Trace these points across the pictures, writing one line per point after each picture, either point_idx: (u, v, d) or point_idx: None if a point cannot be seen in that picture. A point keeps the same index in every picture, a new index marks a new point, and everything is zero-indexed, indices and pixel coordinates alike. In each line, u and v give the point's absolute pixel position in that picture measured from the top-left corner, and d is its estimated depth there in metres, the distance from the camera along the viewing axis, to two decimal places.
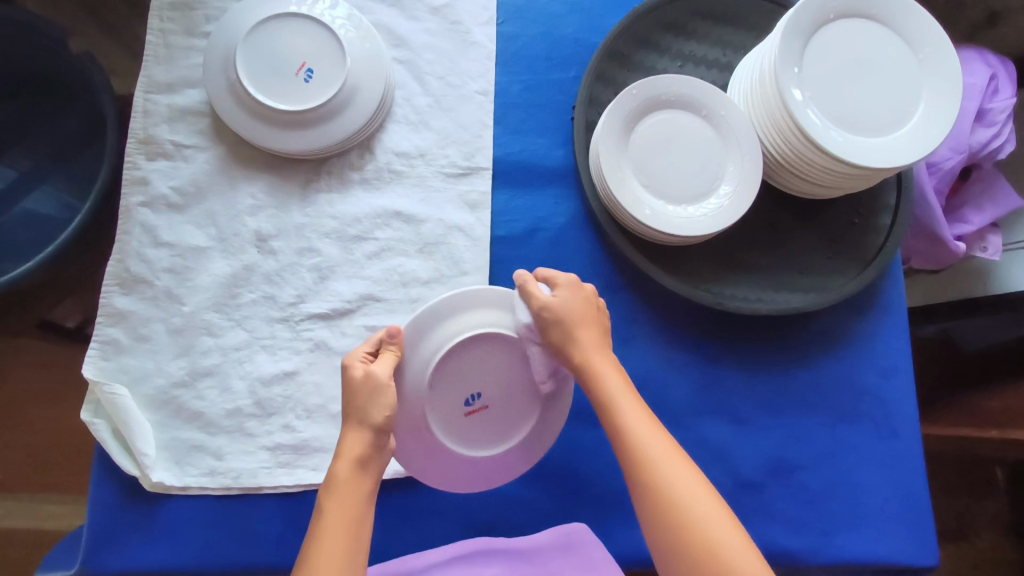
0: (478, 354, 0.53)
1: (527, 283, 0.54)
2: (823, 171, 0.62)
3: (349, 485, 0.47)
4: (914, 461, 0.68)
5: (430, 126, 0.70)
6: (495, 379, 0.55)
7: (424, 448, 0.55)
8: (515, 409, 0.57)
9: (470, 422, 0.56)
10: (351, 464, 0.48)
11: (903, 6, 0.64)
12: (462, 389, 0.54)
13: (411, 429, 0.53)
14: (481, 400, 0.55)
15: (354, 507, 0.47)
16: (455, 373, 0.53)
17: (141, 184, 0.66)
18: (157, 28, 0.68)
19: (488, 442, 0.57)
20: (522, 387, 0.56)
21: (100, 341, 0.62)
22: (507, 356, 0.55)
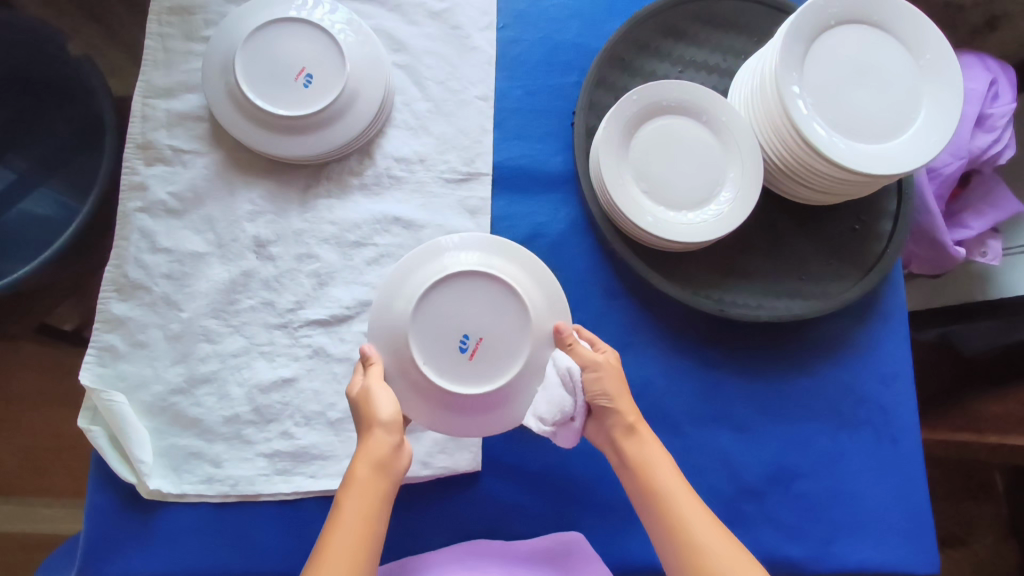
0: (443, 303, 0.55)
1: (570, 336, 0.56)
2: (825, 178, 0.62)
3: (362, 488, 0.48)
4: (915, 470, 0.68)
5: (430, 131, 0.69)
6: (472, 313, 0.55)
7: (452, 407, 0.55)
8: (509, 327, 0.55)
9: (481, 360, 0.55)
10: (369, 466, 0.49)
11: (904, 13, 0.63)
12: (453, 337, 0.55)
13: (429, 399, 0.55)
14: (475, 338, 0.55)
15: (365, 513, 0.47)
16: (436, 331, 0.55)
17: (140, 190, 0.65)
18: (156, 32, 0.68)
19: (507, 363, 0.55)
20: (504, 304, 0.55)
21: (98, 347, 0.62)
22: (474, 291, 0.55)
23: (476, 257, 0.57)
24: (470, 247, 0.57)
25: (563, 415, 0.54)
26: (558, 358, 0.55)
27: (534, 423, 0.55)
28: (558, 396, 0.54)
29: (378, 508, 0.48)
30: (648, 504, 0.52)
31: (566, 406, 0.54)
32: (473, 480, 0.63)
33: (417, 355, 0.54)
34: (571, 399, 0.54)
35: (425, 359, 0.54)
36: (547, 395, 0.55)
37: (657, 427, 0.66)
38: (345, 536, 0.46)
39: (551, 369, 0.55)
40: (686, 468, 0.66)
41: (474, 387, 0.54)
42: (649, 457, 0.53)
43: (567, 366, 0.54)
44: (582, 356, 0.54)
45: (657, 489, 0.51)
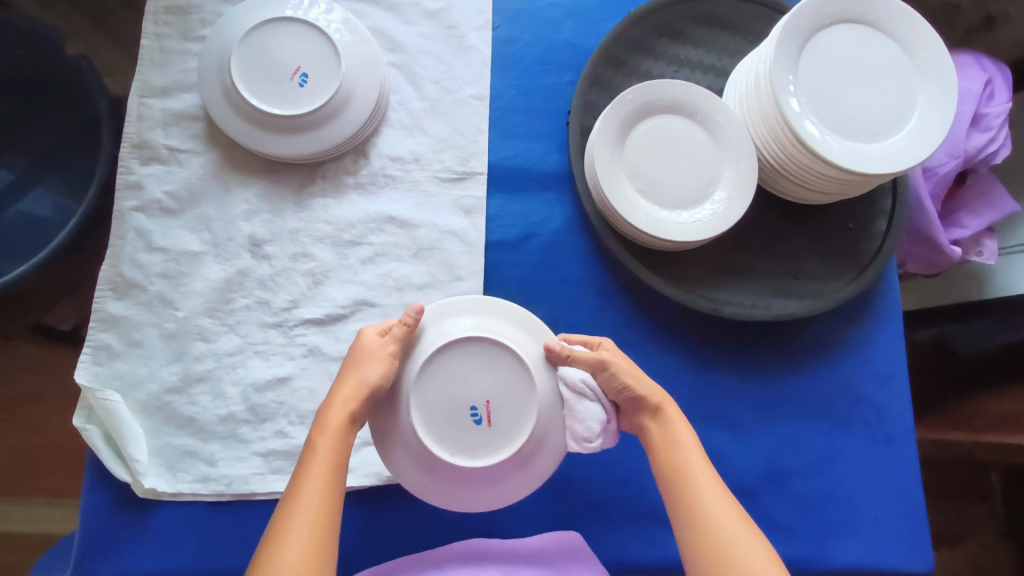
0: (447, 372, 0.54)
1: (563, 350, 0.55)
2: (818, 177, 0.62)
3: (334, 432, 0.50)
4: (909, 467, 0.68)
5: (426, 131, 0.70)
6: (478, 381, 0.54)
7: (449, 479, 0.54)
8: (517, 394, 0.55)
9: (485, 432, 0.54)
10: (342, 412, 0.51)
11: (899, 12, 0.63)
12: (458, 407, 0.54)
13: (426, 467, 0.54)
14: (482, 407, 0.54)
15: (335, 456, 0.50)
16: (440, 400, 0.54)
17: (136, 189, 0.65)
18: (152, 31, 0.68)
19: (512, 435, 0.54)
20: (510, 372, 0.55)
21: (93, 346, 0.62)
22: (480, 360, 0.55)
23: (486, 325, 0.56)
24: (474, 310, 0.57)
25: (602, 424, 0.54)
26: (566, 375, 0.55)
27: (577, 445, 0.54)
28: (589, 409, 0.54)
29: (346, 452, 0.51)
30: (671, 481, 0.53)
31: (600, 412, 0.54)
32: None
33: (420, 424, 0.53)
34: (598, 403, 0.55)
35: (428, 428, 0.53)
36: (577, 413, 0.54)
37: None
38: (317, 477, 0.49)
39: (562, 389, 0.55)
40: None
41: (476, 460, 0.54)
42: (675, 438, 0.54)
43: (580, 379, 0.55)
44: (586, 363, 0.55)
45: (680, 469, 0.53)
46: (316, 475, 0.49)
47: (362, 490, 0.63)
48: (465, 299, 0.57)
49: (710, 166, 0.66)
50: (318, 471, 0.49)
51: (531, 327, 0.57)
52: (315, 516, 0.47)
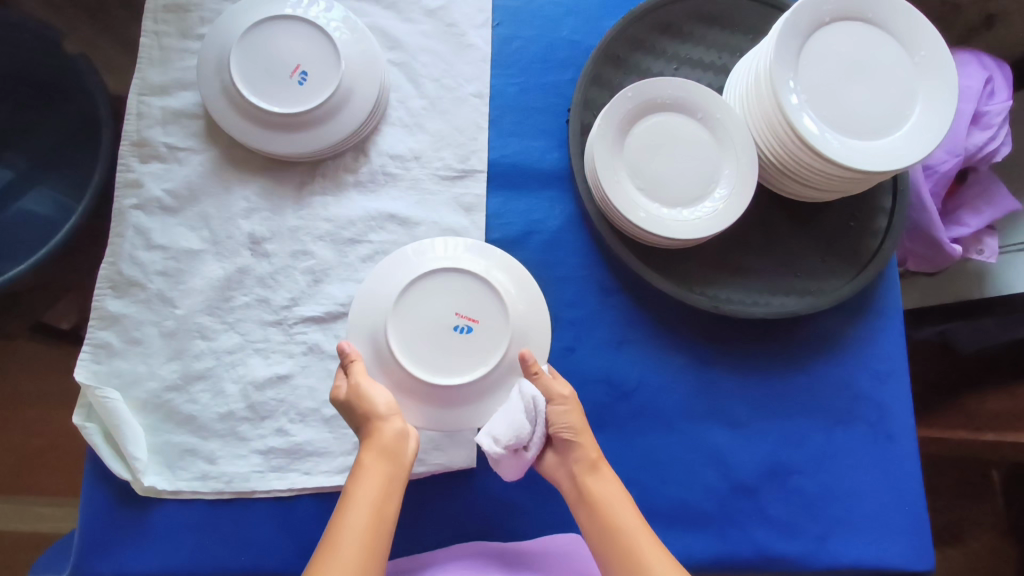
0: (422, 298, 0.56)
1: (534, 364, 0.55)
2: (818, 174, 0.62)
3: (370, 473, 0.50)
4: (910, 465, 0.68)
5: (425, 129, 0.69)
6: (438, 302, 0.56)
7: (436, 399, 0.56)
8: (473, 294, 0.56)
9: (476, 337, 0.56)
10: (375, 452, 0.51)
11: (898, 9, 0.63)
12: (437, 331, 0.56)
13: (413, 391, 0.56)
14: (457, 320, 0.56)
15: (375, 493, 0.49)
16: (420, 339, 0.56)
17: (135, 187, 0.65)
18: (152, 29, 0.68)
19: (504, 321, 0.56)
20: (465, 280, 0.57)
21: (93, 344, 0.62)
22: (451, 287, 0.57)
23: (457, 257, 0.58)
24: (410, 259, 0.58)
25: (518, 442, 0.53)
26: (523, 385, 0.55)
27: (486, 443, 0.53)
28: (518, 421, 0.53)
29: (388, 490, 0.50)
30: (607, 547, 0.51)
31: (523, 434, 0.53)
32: (468, 476, 0.63)
33: (416, 371, 0.55)
34: (531, 427, 0.54)
35: (428, 370, 0.55)
36: (512, 419, 0.54)
37: (650, 424, 0.66)
38: (358, 514, 0.48)
39: (515, 396, 0.55)
40: (681, 464, 0.66)
41: (488, 365, 0.55)
42: (608, 493, 0.53)
43: (534, 396, 0.54)
44: (548, 388, 0.56)
45: (613, 528, 0.51)
46: (354, 514, 0.48)
47: None
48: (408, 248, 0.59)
49: (705, 146, 0.66)
50: (358, 510, 0.48)
51: (516, 272, 0.59)
52: (358, 552, 0.47)
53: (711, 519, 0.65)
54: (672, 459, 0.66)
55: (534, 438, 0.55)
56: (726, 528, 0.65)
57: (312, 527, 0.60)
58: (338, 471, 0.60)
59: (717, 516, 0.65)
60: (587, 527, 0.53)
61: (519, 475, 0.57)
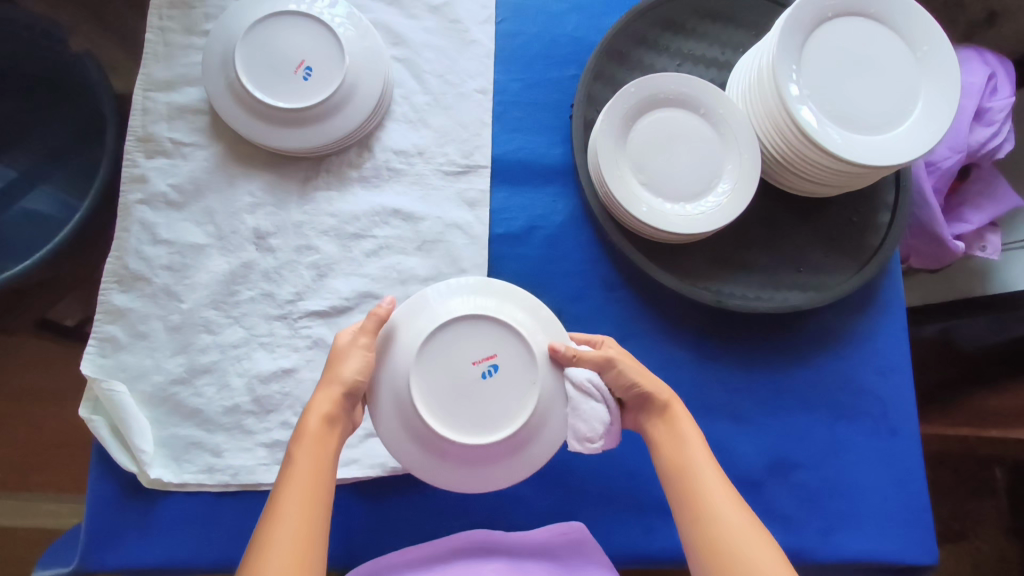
0: (445, 348, 0.53)
1: (568, 350, 0.54)
2: (821, 168, 0.62)
3: (313, 441, 0.50)
4: (914, 459, 0.68)
5: (429, 124, 0.70)
6: (449, 361, 0.53)
7: (462, 459, 0.52)
8: (476, 333, 0.53)
9: (505, 369, 0.53)
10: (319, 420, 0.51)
11: (901, 5, 0.64)
12: (465, 387, 0.53)
13: (437, 451, 0.52)
14: (478, 367, 0.53)
15: (316, 460, 0.49)
16: (453, 407, 0.52)
17: (140, 182, 0.66)
18: (157, 26, 0.68)
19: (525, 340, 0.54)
20: (467, 327, 0.53)
21: (99, 338, 0.62)
22: (475, 336, 0.53)
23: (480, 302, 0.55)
24: (427, 307, 0.55)
25: (606, 427, 0.54)
26: (571, 373, 0.54)
27: (581, 446, 0.54)
28: (592, 409, 0.53)
29: (330, 457, 0.50)
30: (678, 484, 0.53)
31: (603, 415, 0.54)
32: None
33: (470, 440, 0.52)
34: (605, 404, 0.54)
35: (479, 429, 0.52)
36: (582, 412, 0.53)
37: None
38: (300, 481, 0.48)
39: (568, 387, 0.54)
40: None
41: (523, 407, 0.52)
42: (680, 434, 0.55)
43: (589, 379, 0.54)
44: (592, 362, 0.54)
45: (684, 466, 0.53)
46: (298, 482, 0.48)
47: (367, 481, 0.63)
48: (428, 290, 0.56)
49: (711, 155, 0.66)
50: (301, 478, 0.49)
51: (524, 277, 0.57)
52: (300, 517, 0.47)
53: None
54: None
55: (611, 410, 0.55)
56: None
57: None
58: None
59: None
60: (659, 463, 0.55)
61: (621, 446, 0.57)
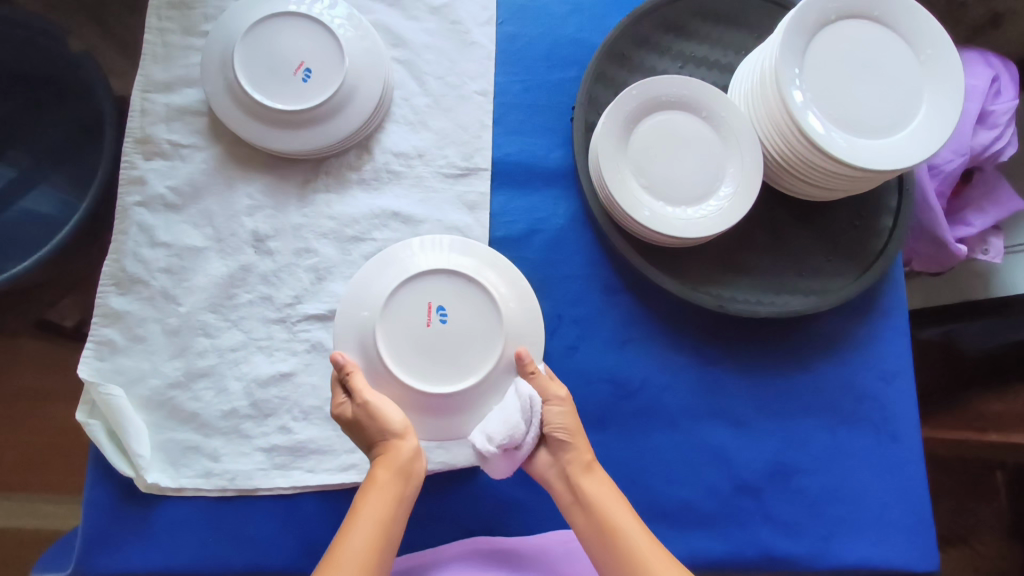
0: (397, 320, 0.55)
1: (530, 363, 0.55)
2: (824, 173, 0.62)
3: (384, 491, 0.51)
4: (915, 466, 0.68)
5: (429, 126, 0.69)
6: (406, 344, 0.55)
7: (463, 407, 0.55)
8: (400, 305, 0.56)
9: (450, 304, 0.56)
10: (389, 471, 0.52)
11: (906, 8, 0.63)
12: (440, 343, 0.55)
13: (437, 408, 0.55)
14: (432, 321, 0.55)
15: (382, 509, 0.50)
16: (442, 365, 0.55)
17: (139, 184, 0.65)
18: (155, 26, 0.68)
19: (444, 269, 0.57)
20: (398, 302, 0.55)
21: (96, 341, 0.62)
22: (418, 296, 0.56)
23: (412, 265, 0.57)
24: (367, 286, 0.57)
25: (510, 442, 0.53)
26: (519, 385, 0.54)
27: (480, 441, 0.53)
28: (510, 421, 0.53)
29: (396, 507, 0.50)
30: (603, 547, 0.51)
31: (516, 434, 0.53)
32: (471, 475, 0.63)
33: (462, 383, 0.54)
34: (524, 427, 0.53)
35: (464, 372, 0.55)
36: (500, 418, 0.53)
37: (654, 422, 0.66)
38: (361, 528, 0.48)
39: (512, 396, 0.54)
40: (685, 465, 0.66)
41: (491, 333, 0.56)
42: (601, 492, 0.53)
43: (529, 394, 0.53)
44: (545, 387, 0.55)
45: (608, 528, 0.51)
46: (363, 529, 0.49)
47: None
48: (369, 266, 0.58)
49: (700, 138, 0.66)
50: (362, 524, 0.49)
51: (515, 280, 0.59)
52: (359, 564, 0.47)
53: (715, 519, 0.65)
54: (675, 459, 0.66)
55: (527, 436, 0.54)
56: (729, 528, 0.65)
57: (316, 525, 0.60)
58: (341, 470, 0.60)
59: (721, 516, 0.65)
60: (581, 528, 0.53)
61: (505, 475, 0.56)
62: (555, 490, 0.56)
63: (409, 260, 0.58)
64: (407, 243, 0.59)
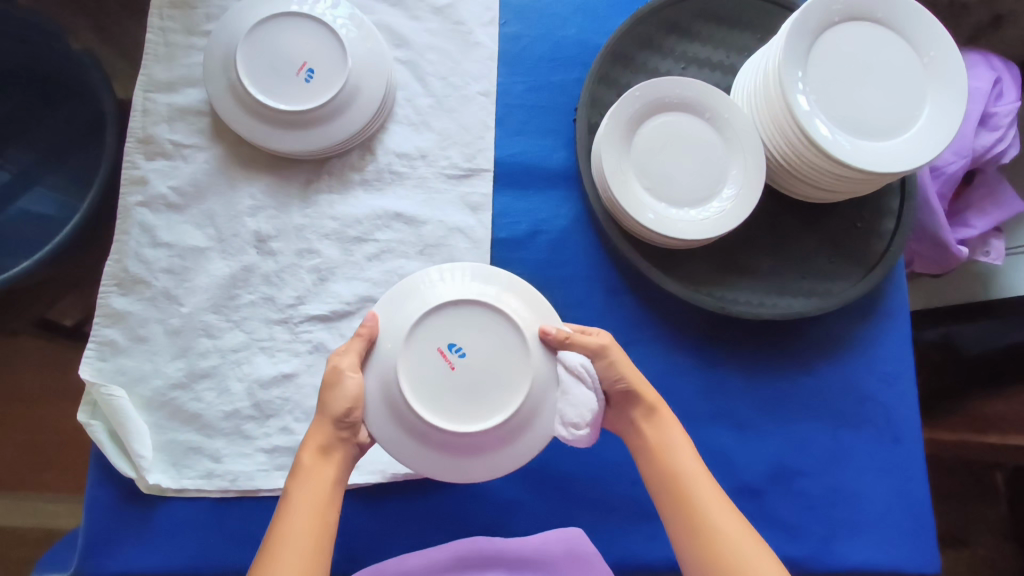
0: (417, 373, 0.52)
1: (561, 333, 0.54)
2: (826, 175, 0.62)
3: (311, 473, 0.52)
4: (916, 467, 0.68)
5: (432, 127, 0.69)
6: (441, 396, 0.52)
7: (507, 436, 0.53)
8: (415, 363, 0.53)
9: (464, 339, 0.53)
10: (315, 453, 0.52)
11: (908, 11, 0.64)
12: (473, 380, 0.53)
13: (480, 447, 0.52)
14: (451, 359, 0.53)
15: (316, 491, 0.51)
16: (475, 401, 0.52)
17: (140, 184, 0.65)
18: (157, 26, 0.67)
19: (442, 303, 0.54)
20: (411, 355, 0.53)
21: (98, 342, 0.61)
22: (425, 341, 0.53)
23: (409, 309, 0.54)
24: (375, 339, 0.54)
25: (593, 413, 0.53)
26: (566, 357, 0.55)
27: (564, 430, 0.53)
28: (582, 395, 0.54)
29: (329, 487, 0.52)
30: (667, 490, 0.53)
31: (594, 404, 0.54)
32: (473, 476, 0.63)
33: (500, 414, 0.52)
34: (594, 394, 0.54)
35: (499, 400, 0.52)
36: (572, 397, 0.54)
37: None
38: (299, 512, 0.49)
39: (561, 371, 0.55)
40: None
41: (512, 350, 0.53)
42: (668, 439, 0.55)
43: (580, 362, 0.55)
44: (587, 348, 0.55)
45: (674, 473, 0.53)
46: (297, 511, 0.50)
47: (367, 488, 0.62)
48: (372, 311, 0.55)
49: (714, 159, 0.66)
50: (300, 508, 0.50)
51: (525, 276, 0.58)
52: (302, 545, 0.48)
53: None
54: None
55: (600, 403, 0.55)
56: None
57: None
58: None
59: None
60: (647, 470, 0.55)
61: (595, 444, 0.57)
62: (627, 435, 0.58)
63: (401, 308, 0.54)
64: (395, 288, 0.56)
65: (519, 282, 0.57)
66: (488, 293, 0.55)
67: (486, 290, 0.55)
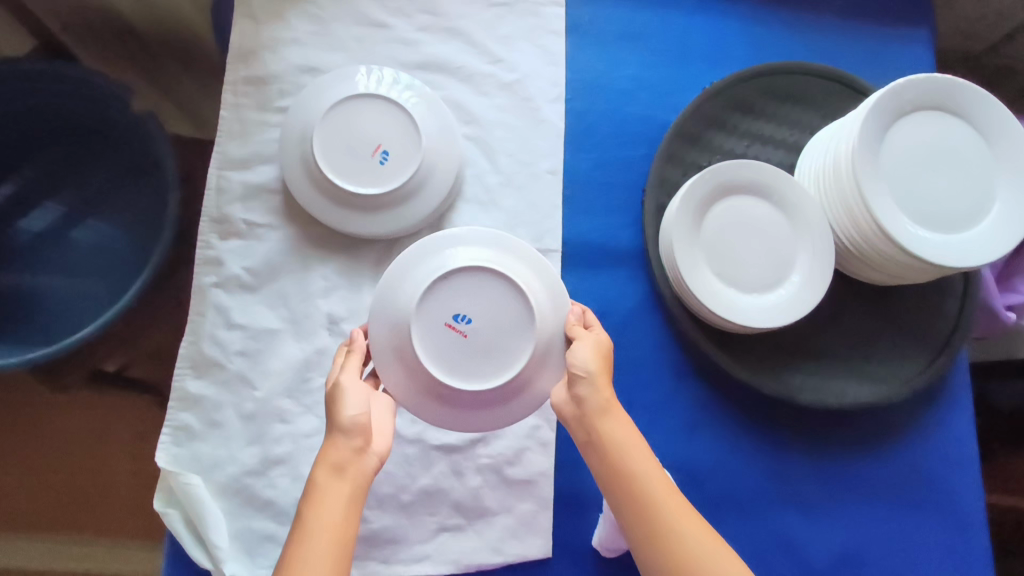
0: (432, 342, 0.53)
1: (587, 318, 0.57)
2: (899, 265, 0.62)
3: (325, 493, 0.48)
4: (983, 556, 0.67)
5: (500, 206, 0.69)
6: (473, 364, 0.53)
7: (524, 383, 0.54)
8: (427, 343, 0.53)
9: (455, 306, 0.53)
10: (328, 470, 0.49)
11: (977, 100, 0.65)
12: (487, 339, 0.53)
13: (506, 397, 0.54)
14: (459, 327, 0.53)
15: (332, 512, 0.48)
16: (490, 360, 0.53)
17: (215, 264, 0.65)
18: (232, 103, 0.68)
19: (439, 273, 0.53)
20: (421, 326, 0.53)
21: (173, 427, 0.62)
22: (432, 312, 0.53)
23: (410, 281, 0.54)
24: (386, 312, 0.54)
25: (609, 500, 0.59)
26: None
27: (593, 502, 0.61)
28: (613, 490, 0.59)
29: (344, 506, 0.48)
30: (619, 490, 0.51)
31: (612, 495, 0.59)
32: (545, 568, 0.62)
33: (516, 365, 0.53)
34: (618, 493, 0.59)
35: (512, 354, 0.53)
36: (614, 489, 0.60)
37: (722, 511, 0.66)
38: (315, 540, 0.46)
39: None
40: (755, 553, 0.65)
41: (515, 307, 0.53)
42: (618, 440, 0.52)
43: None
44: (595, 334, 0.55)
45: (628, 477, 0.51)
46: (315, 537, 0.46)
47: None
48: (384, 281, 0.55)
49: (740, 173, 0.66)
50: (314, 535, 0.47)
51: None
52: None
53: None
54: (745, 549, 0.65)
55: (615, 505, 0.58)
56: None
57: None
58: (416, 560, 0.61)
59: None
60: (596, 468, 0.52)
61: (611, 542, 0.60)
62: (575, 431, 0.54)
63: (404, 282, 0.54)
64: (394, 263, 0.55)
65: (516, 243, 0.56)
66: (451, 255, 0.54)
67: (480, 252, 0.54)
